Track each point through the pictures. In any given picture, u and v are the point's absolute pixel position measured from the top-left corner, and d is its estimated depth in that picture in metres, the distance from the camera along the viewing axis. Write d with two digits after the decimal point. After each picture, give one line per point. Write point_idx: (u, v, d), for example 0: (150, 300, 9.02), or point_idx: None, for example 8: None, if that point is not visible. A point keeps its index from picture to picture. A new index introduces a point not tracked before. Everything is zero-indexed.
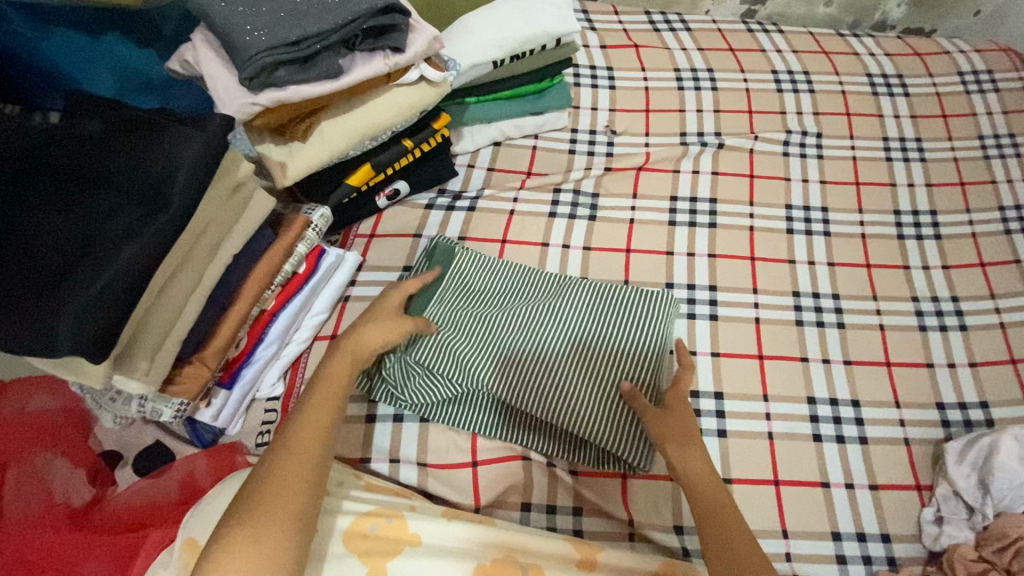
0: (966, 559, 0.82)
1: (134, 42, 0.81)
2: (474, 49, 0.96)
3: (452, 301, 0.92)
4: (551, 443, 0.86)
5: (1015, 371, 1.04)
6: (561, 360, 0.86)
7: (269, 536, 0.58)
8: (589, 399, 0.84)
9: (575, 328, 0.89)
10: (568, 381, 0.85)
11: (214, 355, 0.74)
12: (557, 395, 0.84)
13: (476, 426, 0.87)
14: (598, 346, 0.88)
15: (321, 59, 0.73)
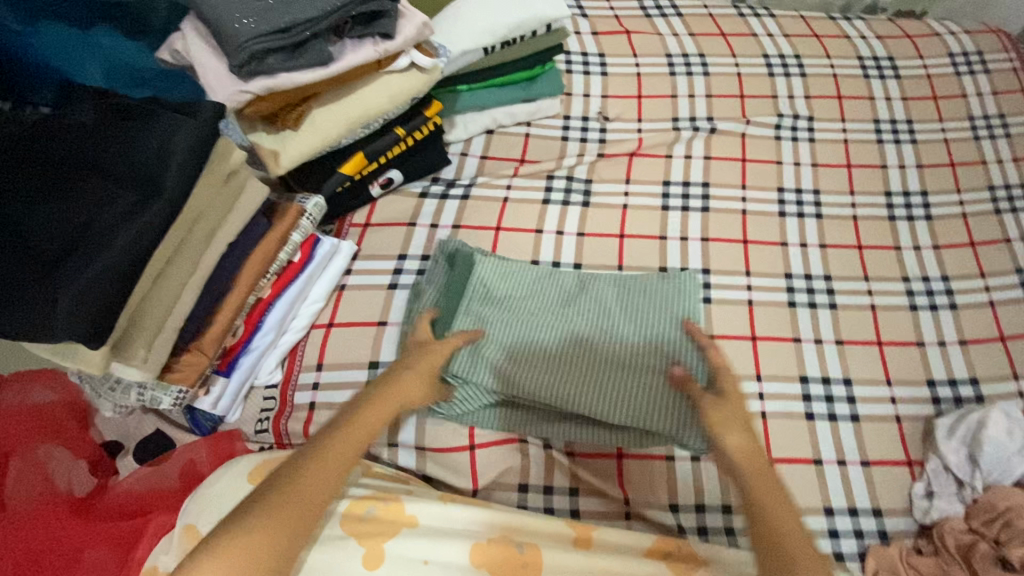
0: (956, 531, 0.85)
1: (121, 33, 0.79)
2: (464, 35, 0.96)
3: (478, 308, 0.90)
4: (597, 435, 0.86)
5: (1004, 348, 1.05)
6: (599, 355, 0.85)
7: (264, 540, 0.56)
8: (631, 388, 0.83)
9: (605, 322, 0.89)
10: (608, 372, 0.84)
11: (212, 342, 0.75)
12: (599, 389, 0.83)
13: (521, 429, 0.87)
14: (630, 336, 0.88)
15: (311, 46, 0.73)
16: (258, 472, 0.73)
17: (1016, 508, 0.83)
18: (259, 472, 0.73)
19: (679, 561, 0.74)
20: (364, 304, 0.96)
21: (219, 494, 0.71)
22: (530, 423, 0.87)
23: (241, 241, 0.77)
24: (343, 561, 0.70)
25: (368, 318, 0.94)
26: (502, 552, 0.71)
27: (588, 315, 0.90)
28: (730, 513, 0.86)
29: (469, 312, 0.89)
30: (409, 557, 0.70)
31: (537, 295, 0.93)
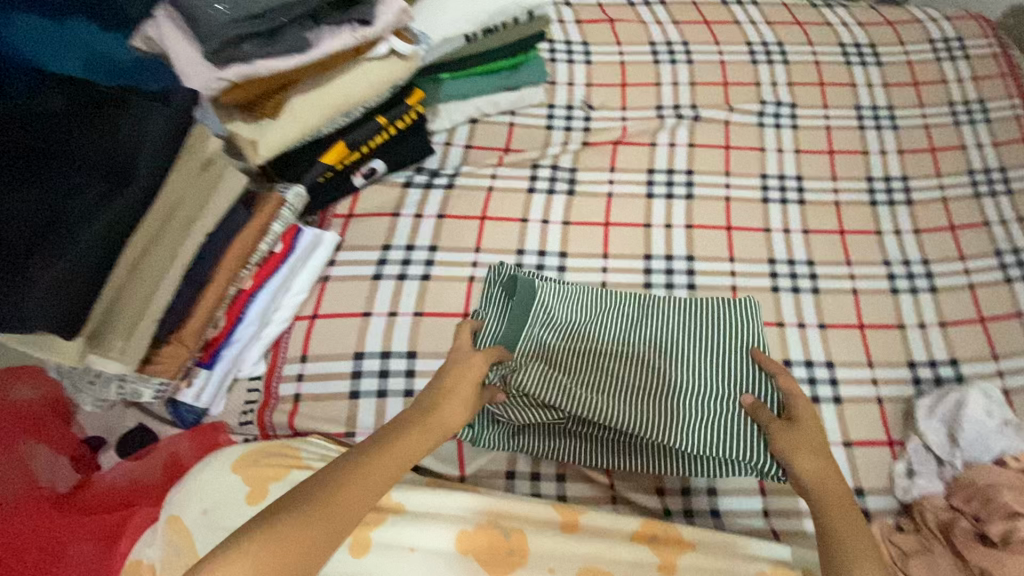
0: (936, 508, 0.86)
1: (98, 24, 0.74)
2: (444, 23, 0.95)
3: (540, 333, 0.87)
4: (651, 461, 0.84)
5: (983, 329, 1.07)
6: (666, 383, 0.83)
7: (298, 538, 0.52)
8: (698, 414, 0.81)
9: (668, 345, 0.87)
10: (673, 398, 0.82)
11: (193, 335, 0.75)
12: (664, 415, 0.80)
13: (574, 454, 0.86)
14: (693, 362, 0.86)
15: (287, 33, 0.72)
16: (242, 462, 0.73)
17: (996, 485, 0.83)
18: (242, 463, 0.73)
19: (664, 543, 0.74)
20: (348, 294, 0.95)
21: (202, 486, 0.71)
22: (583, 448, 0.85)
23: (222, 231, 0.76)
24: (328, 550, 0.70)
25: (352, 309, 0.94)
26: (487, 539, 0.72)
27: (649, 339, 0.88)
28: (717, 495, 0.88)
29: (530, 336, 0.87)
30: (395, 543, 0.71)
31: (594, 315, 0.90)
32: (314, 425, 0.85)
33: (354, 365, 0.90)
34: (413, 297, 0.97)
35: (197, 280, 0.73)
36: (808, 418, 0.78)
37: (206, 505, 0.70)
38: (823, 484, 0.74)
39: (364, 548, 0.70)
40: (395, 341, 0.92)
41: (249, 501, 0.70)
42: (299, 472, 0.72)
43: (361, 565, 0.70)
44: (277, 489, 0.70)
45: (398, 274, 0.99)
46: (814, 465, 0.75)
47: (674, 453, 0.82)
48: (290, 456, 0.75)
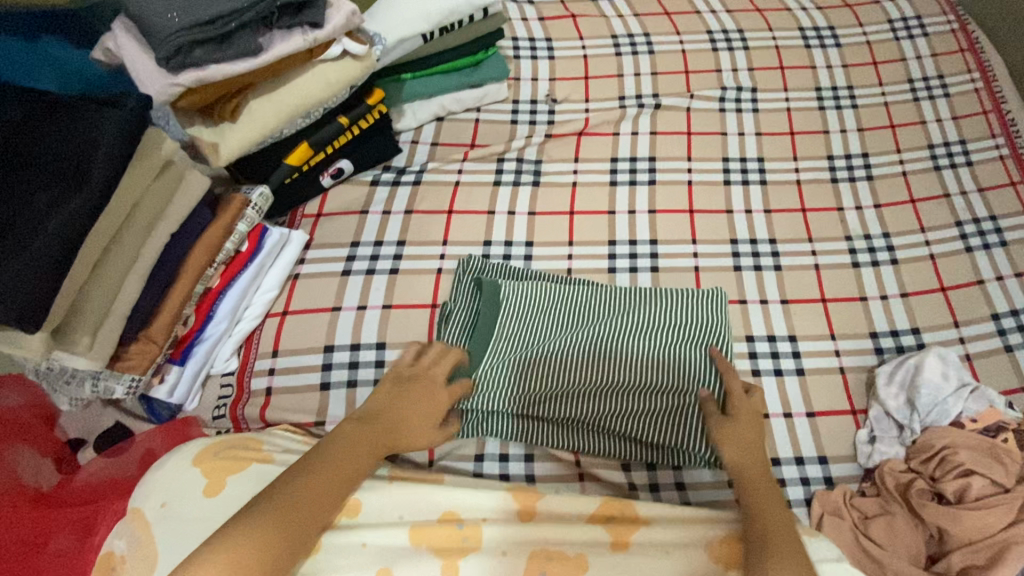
0: (896, 471, 0.87)
1: (70, 43, 0.77)
2: (400, 24, 0.98)
3: (506, 331, 0.92)
4: (613, 446, 0.90)
5: (945, 298, 1.09)
6: (626, 378, 0.89)
7: (264, 542, 0.60)
8: (651, 401, 0.88)
9: (630, 337, 0.91)
10: (628, 388, 0.88)
11: (161, 331, 0.77)
12: (619, 403, 0.88)
13: (542, 440, 0.90)
14: (653, 353, 0.90)
15: (238, 38, 0.75)
16: (203, 455, 0.74)
17: (952, 445, 0.86)
18: (203, 456, 0.74)
19: (618, 524, 0.77)
20: (317, 290, 0.98)
21: (162, 481, 0.72)
22: (550, 434, 0.90)
23: (185, 231, 0.79)
24: None
25: (322, 304, 0.97)
26: (443, 531, 0.74)
27: (614, 329, 0.92)
28: (681, 469, 0.91)
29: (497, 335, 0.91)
30: (347, 543, 0.73)
31: (561, 308, 0.94)
32: (284, 416, 0.87)
33: (324, 358, 0.92)
34: (381, 292, 1.00)
35: (161, 281, 0.77)
36: (748, 412, 0.85)
37: (164, 498, 0.71)
38: (754, 478, 0.79)
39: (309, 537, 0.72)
40: (364, 333, 0.95)
41: (206, 492, 0.71)
42: (260, 464, 0.74)
43: (315, 563, 0.72)
44: (236, 482, 0.72)
45: (367, 269, 1.02)
46: (753, 460, 0.81)
47: (631, 438, 0.89)
48: (254, 448, 0.76)
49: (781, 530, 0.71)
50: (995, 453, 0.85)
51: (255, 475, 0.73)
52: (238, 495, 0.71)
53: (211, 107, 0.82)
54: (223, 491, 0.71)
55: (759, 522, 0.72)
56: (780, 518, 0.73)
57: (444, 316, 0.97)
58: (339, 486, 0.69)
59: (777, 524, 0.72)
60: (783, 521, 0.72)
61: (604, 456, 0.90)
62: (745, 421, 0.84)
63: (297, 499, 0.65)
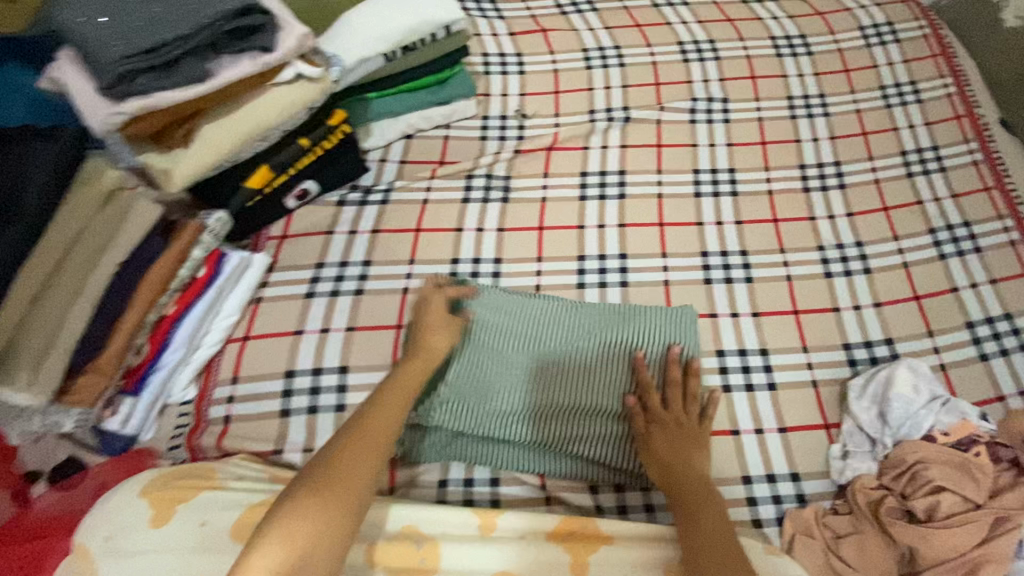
0: (866, 488, 0.86)
1: (35, 69, 0.81)
2: (358, 45, 0.98)
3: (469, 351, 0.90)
4: (569, 467, 0.89)
5: (919, 307, 1.08)
6: (591, 398, 0.87)
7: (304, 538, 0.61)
8: (601, 420, 0.87)
9: (580, 354, 0.90)
10: (579, 408, 0.88)
11: (109, 363, 0.76)
12: (570, 423, 0.87)
13: (499, 463, 0.89)
14: (603, 369, 0.89)
15: (183, 65, 0.75)
16: (151, 486, 0.72)
17: (924, 460, 0.84)
18: (151, 487, 0.72)
19: (579, 540, 0.75)
20: (279, 314, 0.97)
21: (107, 512, 0.70)
22: (506, 456, 0.89)
23: (135, 260, 0.78)
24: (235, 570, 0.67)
25: (284, 328, 0.96)
26: (399, 550, 0.73)
27: (565, 346, 0.90)
28: (650, 491, 0.89)
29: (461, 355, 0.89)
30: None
31: (513, 325, 0.91)
32: (242, 444, 0.86)
33: (285, 384, 0.91)
34: (345, 313, 0.99)
35: (112, 308, 0.76)
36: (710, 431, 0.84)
37: (109, 531, 0.69)
38: (690, 492, 0.77)
39: (245, 536, 0.68)
40: (327, 356, 0.94)
41: (151, 524, 0.69)
42: (208, 491, 0.72)
43: None
44: (184, 512, 0.70)
45: (331, 291, 1.01)
46: (688, 477, 0.79)
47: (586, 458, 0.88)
48: (206, 477, 0.75)
49: (710, 550, 0.70)
50: (966, 467, 0.83)
51: (202, 504, 0.71)
52: (185, 524, 0.69)
53: (162, 133, 0.81)
54: (170, 522, 0.69)
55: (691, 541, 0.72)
56: (719, 534, 0.72)
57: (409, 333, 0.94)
58: (365, 477, 0.67)
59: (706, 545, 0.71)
60: (715, 543, 0.71)
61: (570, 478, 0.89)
62: (683, 436, 0.83)
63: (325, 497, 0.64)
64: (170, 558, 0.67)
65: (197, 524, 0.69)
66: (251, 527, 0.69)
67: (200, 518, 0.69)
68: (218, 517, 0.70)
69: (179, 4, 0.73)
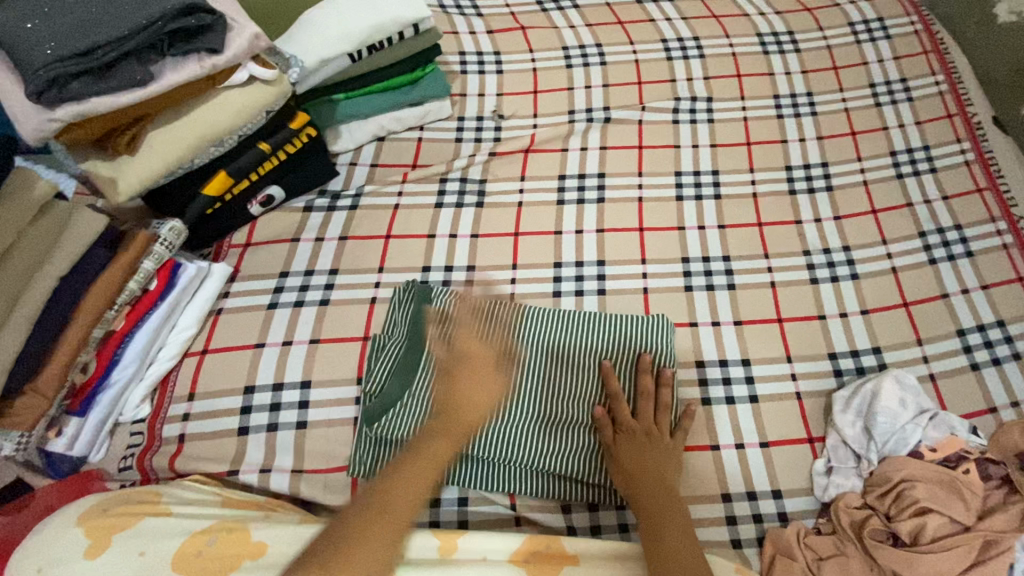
0: (850, 507, 0.82)
1: None
2: (320, 44, 0.93)
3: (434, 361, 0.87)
4: (540, 485, 0.84)
5: (908, 314, 1.04)
6: (560, 409, 0.85)
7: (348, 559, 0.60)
8: (571, 434, 0.84)
9: (548, 366, 0.87)
10: (548, 421, 0.85)
11: (50, 383, 0.72)
12: (540, 438, 0.84)
13: (467, 482, 0.85)
14: (570, 380, 0.86)
15: (121, 69, 0.70)
16: (88, 513, 0.67)
17: (910, 478, 0.81)
18: (89, 514, 0.67)
19: (544, 562, 0.71)
20: (239, 326, 0.93)
21: (40, 542, 0.64)
22: (474, 476, 0.85)
23: (77, 275, 0.75)
24: None
25: (244, 341, 0.92)
26: None
27: (532, 358, 0.88)
28: (624, 510, 0.85)
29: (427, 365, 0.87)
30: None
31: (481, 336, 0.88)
32: (196, 464, 0.82)
33: (244, 401, 0.87)
34: (309, 325, 0.95)
35: (53, 325, 0.72)
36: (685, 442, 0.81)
37: (41, 564, 0.63)
38: (659, 507, 0.74)
39: (186, 567, 0.63)
40: (289, 371, 0.90)
41: (86, 555, 0.63)
42: (151, 518, 0.67)
43: None
44: (122, 540, 0.64)
45: (295, 301, 0.97)
46: (656, 490, 0.76)
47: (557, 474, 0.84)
48: (151, 502, 0.70)
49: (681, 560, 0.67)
50: (956, 486, 0.79)
51: (145, 531, 0.66)
52: (121, 553, 0.63)
53: (105, 140, 0.77)
54: (106, 551, 0.63)
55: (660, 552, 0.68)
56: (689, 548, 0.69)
57: (376, 348, 0.90)
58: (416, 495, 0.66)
59: (678, 557, 0.67)
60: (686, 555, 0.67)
61: (540, 496, 0.85)
62: (654, 448, 0.80)
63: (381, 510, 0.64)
64: None
65: (135, 554, 0.63)
66: (195, 555, 0.64)
67: (139, 548, 0.64)
68: (159, 546, 0.64)
69: (115, 6, 0.69)
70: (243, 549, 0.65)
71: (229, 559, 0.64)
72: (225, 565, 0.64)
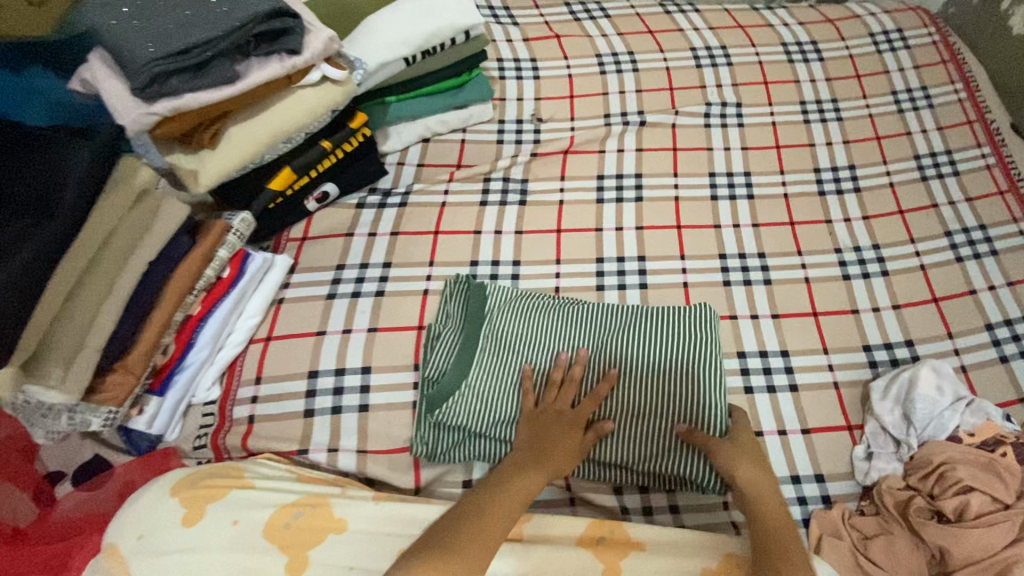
0: (893, 488, 0.86)
1: (53, 71, 0.82)
2: (381, 49, 0.99)
3: (492, 351, 0.91)
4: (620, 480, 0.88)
5: (937, 309, 1.08)
6: (613, 400, 0.88)
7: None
8: (655, 440, 0.86)
9: (630, 372, 0.89)
10: (632, 427, 0.87)
11: (137, 362, 0.76)
12: (623, 441, 0.86)
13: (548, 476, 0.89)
14: (654, 388, 0.88)
15: (214, 67, 0.76)
16: (181, 485, 0.72)
17: (951, 460, 0.84)
18: (182, 485, 0.72)
19: (609, 546, 0.74)
20: (301, 315, 0.97)
21: (140, 512, 0.69)
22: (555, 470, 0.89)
23: (163, 259, 0.79)
24: (265, 569, 0.66)
25: (306, 331, 0.96)
26: None
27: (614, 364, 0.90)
28: (674, 492, 0.89)
29: (484, 355, 0.90)
30: (334, 565, 0.67)
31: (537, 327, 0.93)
32: (266, 444, 0.86)
33: (308, 385, 0.91)
34: (367, 314, 0.99)
35: (142, 307, 0.76)
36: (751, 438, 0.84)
37: (142, 530, 0.68)
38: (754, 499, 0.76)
39: (279, 535, 0.68)
40: (350, 358, 0.94)
41: (183, 522, 0.69)
42: (239, 490, 0.72)
43: None
44: (214, 511, 0.69)
45: (352, 292, 1.01)
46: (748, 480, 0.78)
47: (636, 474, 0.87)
48: (234, 475, 0.75)
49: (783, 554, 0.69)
50: (993, 467, 0.83)
51: (234, 501, 0.71)
52: (217, 522, 0.68)
53: (190, 135, 0.81)
54: (201, 521, 0.68)
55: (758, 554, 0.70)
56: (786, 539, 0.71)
57: (432, 336, 0.94)
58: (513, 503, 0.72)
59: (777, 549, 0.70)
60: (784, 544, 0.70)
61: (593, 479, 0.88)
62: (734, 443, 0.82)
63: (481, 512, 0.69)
64: (205, 556, 0.66)
65: (229, 522, 0.69)
66: (285, 525, 0.69)
67: (232, 517, 0.69)
68: (250, 515, 0.69)
69: (209, 8, 0.74)
70: (327, 523, 0.69)
71: (316, 531, 0.69)
72: (313, 535, 0.68)
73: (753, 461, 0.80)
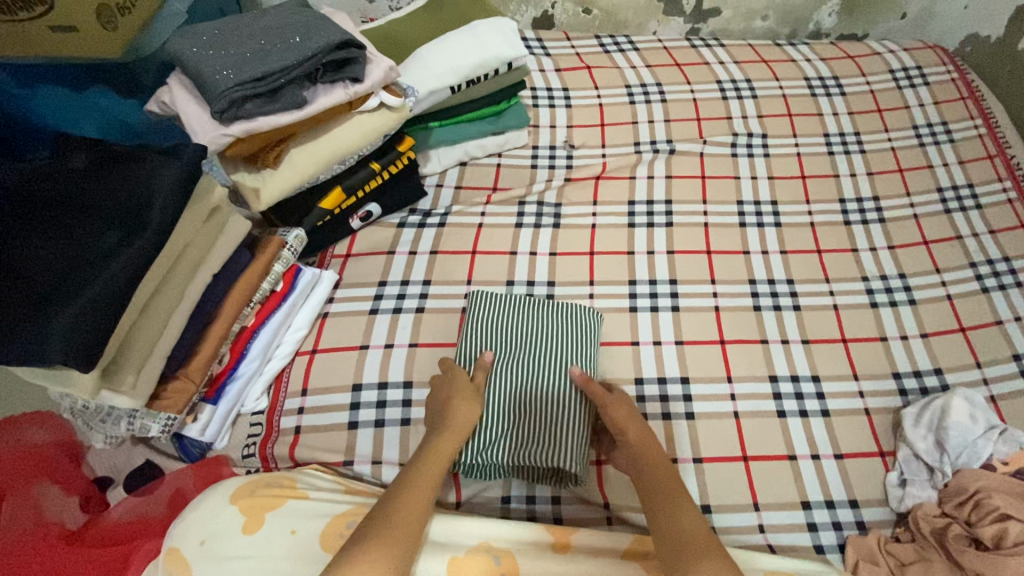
0: (929, 516, 0.87)
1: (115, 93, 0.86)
2: (429, 78, 1.05)
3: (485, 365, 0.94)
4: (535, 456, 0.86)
5: (965, 339, 1.10)
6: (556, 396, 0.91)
7: (382, 561, 0.59)
8: (545, 406, 0.90)
9: (500, 346, 0.95)
10: (517, 405, 0.90)
11: (198, 370, 0.80)
12: (511, 416, 0.89)
13: (462, 460, 0.86)
14: (527, 353, 0.94)
15: (286, 92, 0.80)
16: (239, 494, 0.76)
17: (986, 488, 0.85)
18: (240, 494, 0.76)
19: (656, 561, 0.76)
20: (345, 329, 1.00)
21: (202, 518, 0.73)
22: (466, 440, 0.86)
23: (225, 274, 0.83)
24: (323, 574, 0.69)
25: (350, 344, 0.99)
26: (480, 562, 0.74)
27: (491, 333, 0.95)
28: (711, 512, 0.91)
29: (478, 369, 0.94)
30: None
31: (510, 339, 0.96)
32: (313, 455, 0.89)
33: (353, 397, 0.94)
34: (408, 329, 1.01)
35: (203, 319, 0.80)
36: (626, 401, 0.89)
37: (204, 536, 0.72)
38: (655, 484, 0.78)
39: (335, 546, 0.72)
40: (391, 371, 0.96)
41: (244, 530, 0.73)
42: (294, 501, 0.76)
43: None
44: (273, 519, 0.74)
45: (394, 308, 1.04)
46: (644, 466, 0.81)
47: (536, 443, 0.87)
48: (287, 485, 0.79)
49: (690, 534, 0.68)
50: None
51: (292, 511, 0.75)
52: (274, 531, 0.73)
53: (255, 155, 0.86)
54: (261, 528, 0.73)
55: (679, 527, 0.70)
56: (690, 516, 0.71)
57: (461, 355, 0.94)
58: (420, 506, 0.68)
59: (685, 521, 0.70)
60: (688, 519, 0.71)
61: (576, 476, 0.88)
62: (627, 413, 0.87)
63: (386, 518, 0.65)
64: (266, 562, 0.70)
65: (287, 531, 0.73)
66: (338, 535, 0.73)
67: (291, 527, 0.73)
68: (307, 525, 0.74)
69: (283, 38, 0.80)
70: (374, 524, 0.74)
71: None
72: None
73: (628, 426, 0.85)
